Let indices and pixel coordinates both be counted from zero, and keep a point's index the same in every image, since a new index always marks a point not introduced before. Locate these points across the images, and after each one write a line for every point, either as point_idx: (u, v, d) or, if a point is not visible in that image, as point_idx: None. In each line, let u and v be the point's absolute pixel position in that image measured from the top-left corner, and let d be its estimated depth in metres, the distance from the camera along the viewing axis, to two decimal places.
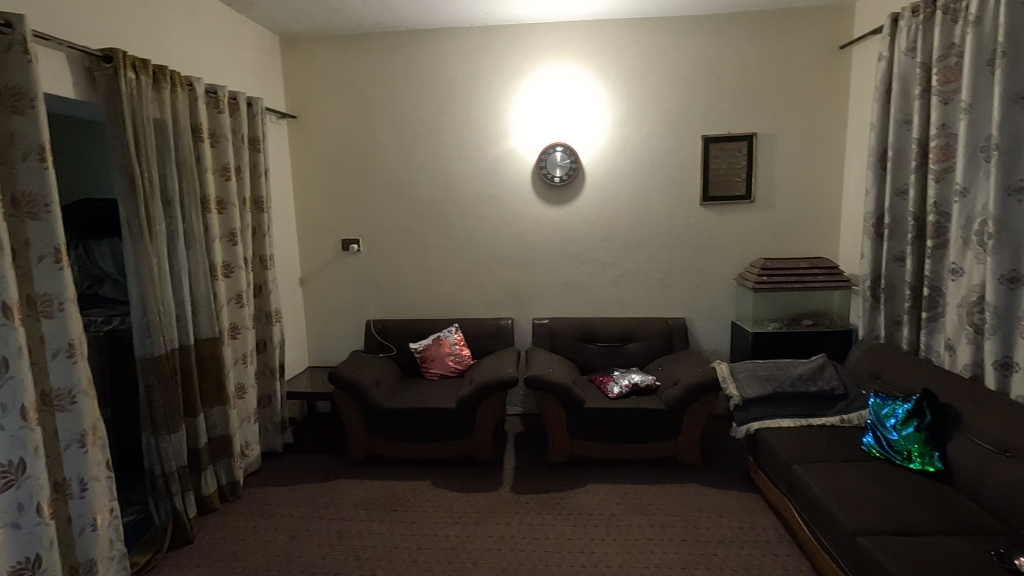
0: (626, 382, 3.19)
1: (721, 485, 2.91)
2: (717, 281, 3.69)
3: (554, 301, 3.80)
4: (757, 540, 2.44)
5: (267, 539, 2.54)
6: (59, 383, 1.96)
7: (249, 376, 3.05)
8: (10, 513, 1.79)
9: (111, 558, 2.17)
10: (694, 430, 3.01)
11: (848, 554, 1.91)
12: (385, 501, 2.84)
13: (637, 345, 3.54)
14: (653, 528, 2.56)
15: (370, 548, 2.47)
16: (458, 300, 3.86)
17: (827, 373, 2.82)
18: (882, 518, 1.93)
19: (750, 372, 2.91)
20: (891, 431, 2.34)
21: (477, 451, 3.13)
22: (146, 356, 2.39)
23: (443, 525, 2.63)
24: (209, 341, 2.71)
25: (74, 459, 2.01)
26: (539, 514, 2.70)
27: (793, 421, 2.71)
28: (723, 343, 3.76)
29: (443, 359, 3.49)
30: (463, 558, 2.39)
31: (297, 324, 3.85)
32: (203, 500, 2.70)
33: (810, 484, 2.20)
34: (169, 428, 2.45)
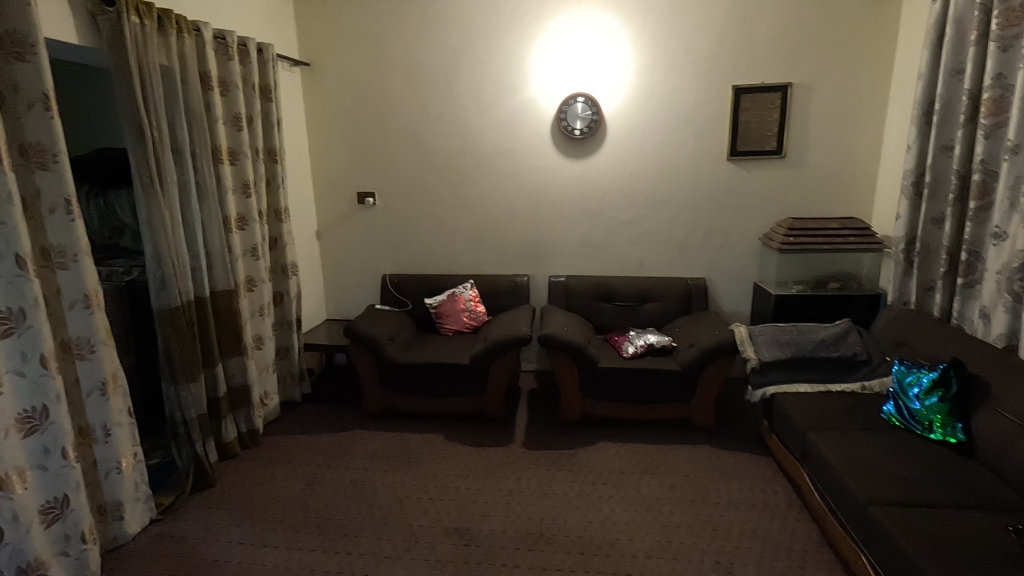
0: (642, 343, 3.15)
1: (733, 447, 2.89)
2: (741, 242, 3.56)
3: (571, 259, 3.73)
4: (767, 504, 2.43)
5: (285, 486, 2.63)
6: (78, 333, 2.00)
7: (267, 329, 3.09)
8: (36, 456, 1.86)
9: (137, 498, 2.28)
10: (708, 393, 2.98)
11: (858, 523, 1.88)
12: (400, 453, 2.91)
13: (655, 306, 3.48)
14: (662, 488, 2.57)
15: (382, 498, 2.53)
16: (475, 256, 3.81)
17: (851, 339, 2.72)
18: (896, 488, 1.89)
19: (770, 335, 2.83)
20: (914, 400, 2.26)
21: (490, 407, 3.17)
22: (163, 308, 2.42)
23: (455, 477, 2.69)
24: (226, 294, 2.74)
25: (96, 406, 2.08)
26: (549, 471, 2.73)
27: (811, 386, 2.65)
28: (744, 306, 3.66)
29: (458, 315, 3.49)
30: (473, 510, 2.44)
31: (314, 277, 3.86)
32: (224, 446, 2.80)
33: (824, 454, 2.15)
34: (188, 377, 2.51)
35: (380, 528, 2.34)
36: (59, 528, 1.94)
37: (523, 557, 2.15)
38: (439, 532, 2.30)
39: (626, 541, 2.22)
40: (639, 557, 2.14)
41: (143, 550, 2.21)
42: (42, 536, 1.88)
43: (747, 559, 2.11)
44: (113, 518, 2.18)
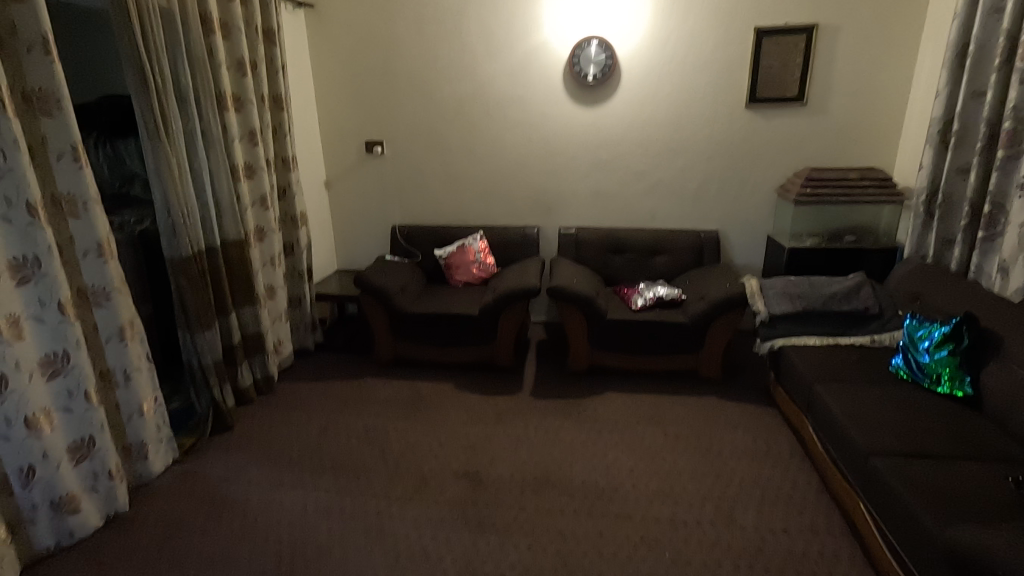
0: (652, 296, 3.14)
1: (739, 398, 2.92)
2: (756, 193, 3.48)
3: (582, 210, 3.68)
4: (770, 453, 2.47)
5: (300, 431, 2.71)
6: (93, 281, 2.03)
7: (279, 278, 3.13)
8: (61, 398, 1.93)
9: (160, 439, 2.38)
10: (716, 345, 2.99)
11: (858, 473, 1.91)
12: (411, 400, 2.98)
13: (666, 258, 3.45)
14: (666, 437, 2.62)
15: (394, 443, 2.61)
16: (484, 208, 3.77)
17: (863, 293, 2.69)
18: (899, 439, 1.91)
19: (781, 289, 2.81)
20: (923, 354, 2.25)
21: (499, 357, 3.21)
22: (174, 257, 2.45)
23: (464, 424, 2.76)
24: (236, 243, 2.75)
25: (116, 352, 2.13)
26: (556, 419, 2.79)
27: (820, 339, 2.65)
28: (757, 260, 3.61)
29: (468, 267, 3.48)
30: (481, 455, 2.52)
31: (324, 227, 3.86)
32: (240, 391, 2.88)
33: (829, 405, 2.17)
34: (203, 325, 2.56)
35: (391, 471, 2.42)
36: (87, 466, 2.03)
37: (529, 500, 2.23)
38: (448, 476, 2.38)
39: (630, 487, 2.29)
40: (642, 502, 2.20)
41: (168, 487, 2.32)
42: (72, 473, 1.97)
43: (747, 505, 2.17)
44: (138, 458, 2.27)
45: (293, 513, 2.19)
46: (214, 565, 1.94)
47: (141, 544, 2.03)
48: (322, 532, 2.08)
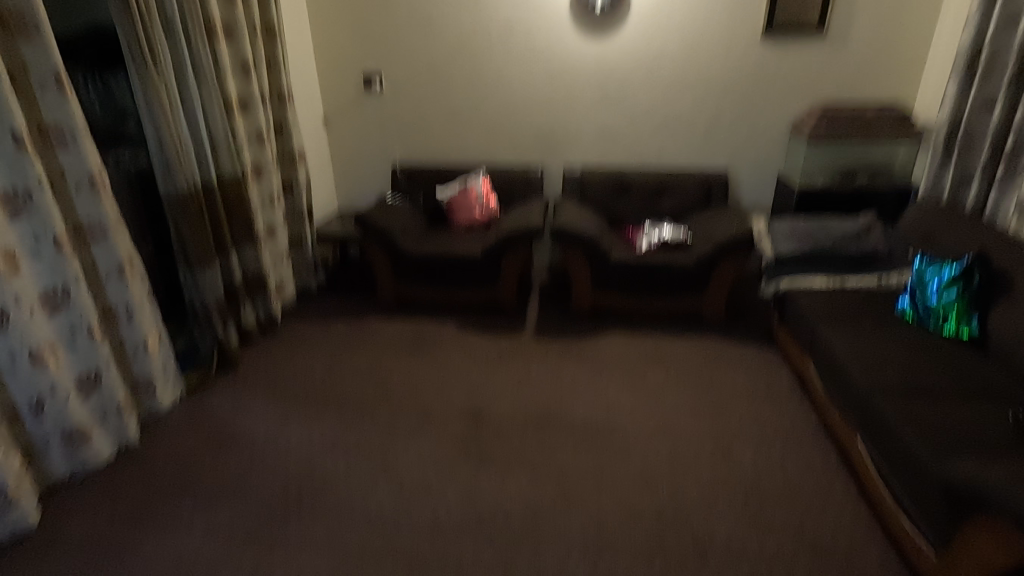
0: (656, 239, 3.09)
1: (741, 340, 2.92)
2: (769, 131, 3.35)
3: (588, 149, 3.57)
4: (769, 393, 2.49)
5: (305, 369, 2.75)
6: (88, 216, 2.00)
7: (278, 218, 3.08)
8: (64, 333, 1.94)
9: (167, 376, 2.41)
10: (721, 286, 2.97)
11: (858, 411, 1.93)
12: (414, 340, 3.00)
13: (673, 199, 3.38)
14: (667, 377, 2.64)
15: (397, 381, 2.65)
16: (487, 147, 3.67)
17: (873, 236, 2.72)
18: (900, 378, 1.91)
19: (790, 229, 2.78)
20: (931, 294, 2.19)
21: (502, 298, 3.21)
22: (171, 193, 2.40)
23: (466, 363, 2.78)
24: (233, 181, 2.69)
25: (117, 288, 2.12)
26: (558, 359, 2.80)
27: (826, 281, 2.57)
28: (765, 201, 3.52)
29: (470, 209, 3.39)
30: (483, 393, 2.55)
31: (324, 167, 3.78)
32: (244, 331, 2.90)
33: (831, 345, 2.16)
34: (203, 264, 2.55)
35: (395, 408, 2.46)
36: (96, 400, 2.06)
37: (531, 436, 2.27)
38: (451, 413, 2.42)
39: (630, 424, 2.33)
40: (642, 438, 2.24)
41: (178, 421, 2.37)
42: (81, 406, 2.01)
43: (745, 442, 2.20)
44: (146, 393, 2.31)
45: (300, 447, 2.24)
46: (225, 494, 2.00)
47: (154, 474, 2.09)
48: (328, 465, 2.14)
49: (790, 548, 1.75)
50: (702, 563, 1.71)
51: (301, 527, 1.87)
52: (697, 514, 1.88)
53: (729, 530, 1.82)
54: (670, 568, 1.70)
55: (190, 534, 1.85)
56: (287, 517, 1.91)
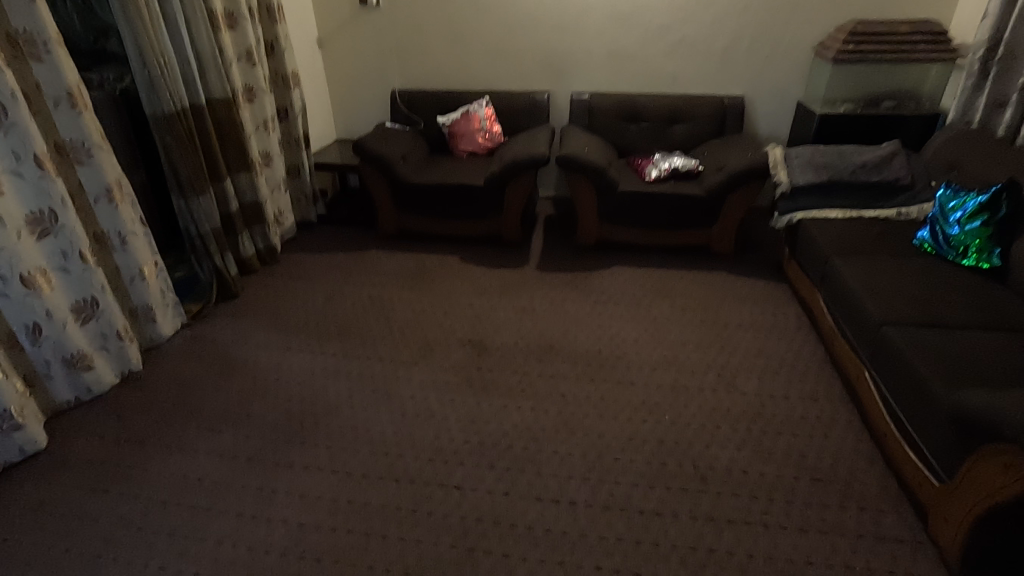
0: (666, 167, 2.96)
1: (749, 274, 2.85)
2: (791, 53, 3.15)
3: (597, 73, 3.37)
4: (776, 326, 2.45)
5: (306, 299, 2.72)
6: (70, 135, 1.90)
7: (274, 145, 2.97)
8: (56, 258, 1.89)
9: (166, 305, 2.38)
10: (732, 219, 2.87)
11: (868, 343, 1.89)
12: (415, 272, 2.95)
13: (685, 127, 3.22)
14: (673, 310, 2.60)
15: (398, 312, 2.62)
16: (490, 70, 3.47)
17: (896, 163, 2.52)
18: (915, 309, 1.86)
19: (807, 158, 2.63)
20: (952, 226, 2.12)
21: (505, 230, 3.13)
22: (157, 113, 2.29)
23: (469, 295, 2.74)
24: (223, 103, 2.56)
25: (107, 213, 2.05)
26: (562, 291, 2.76)
27: (842, 212, 2.50)
28: (782, 130, 3.35)
29: (473, 136, 3.27)
30: (485, 324, 2.52)
31: (319, 92, 3.61)
32: (243, 261, 2.84)
33: (845, 277, 2.10)
34: (196, 190, 2.46)
35: (397, 338, 2.44)
36: (94, 326, 2.04)
37: (533, 366, 2.26)
38: (453, 343, 2.40)
39: (633, 355, 2.30)
40: (645, 369, 2.22)
41: (179, 349, 2.36)
42: (79, 332, 1.99)
43: (749, 373, 2.18)
44: (146, 321, 2.29)
45: (302, 375, 2.23)
46: (228, 419, 2.01)
47: (157, 399, 2.10)
48: (330, 393, 2.14)
49: (791, 473, 1.75)
50: (702, 487, 1.72)
51: (303, 450, 1.88)
52: (698, 441, 1.88)
53: (730, 457, 1.82)
54: (670, 492, 1.71)
55: (194, 456, 1.86)
56: (290, 441, 1.92)
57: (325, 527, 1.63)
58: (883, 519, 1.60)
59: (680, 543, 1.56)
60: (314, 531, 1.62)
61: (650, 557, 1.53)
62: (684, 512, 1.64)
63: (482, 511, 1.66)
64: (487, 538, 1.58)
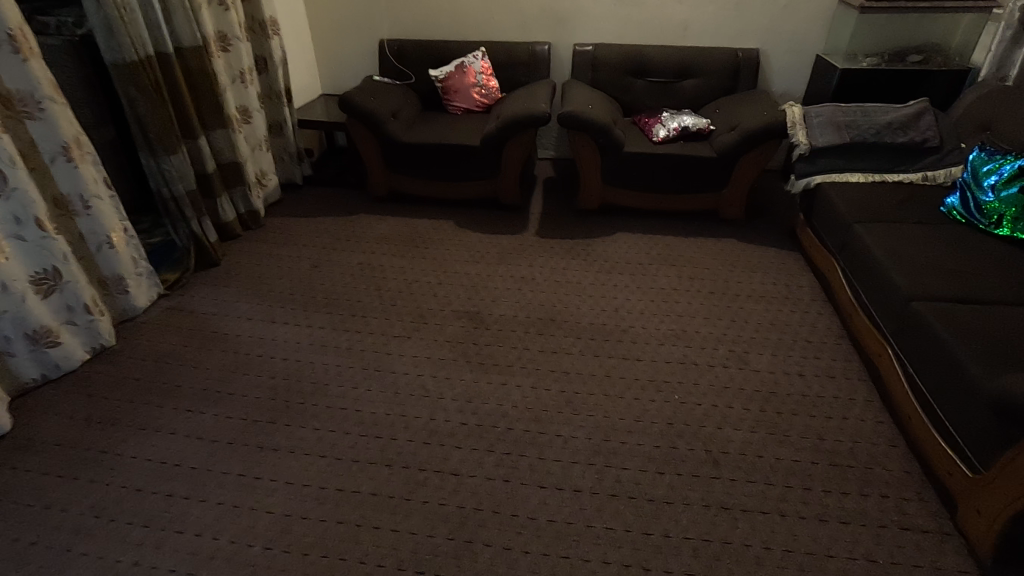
0: (675, 127, 2.76)
1: (761, 241, 2.71)
2: (812, 0, 2.91)
3: (601, 22, 3.12)
4: (790, 298, 2.32)
5: (291, 267, 2.56)
6: (16, 85, 1.69)
7: (253, 99, 2.74)
8: (8, 225, 1.71)
9: (139, 275, 2.21)
10: (743, 182, 2.70)
11: (894, 318, 1.77)
12: (407, 238, 2.78)
13: (695, 82, 3.01)
14: (680, 279, 2.46)
15: (390, 281, 2.46)
16: (487, 17, 3.20)
17: (923, 123, 2.33)
18: (946, 283, 1.74)
19: (828, 117, 2.44)
20: (986, 192, 1.99)
21: (503, 192, 2.95)
22: (117, 63, 2.05)
23: (465, 263, 2.59)
24: (194, 52, 2.33)
25: (65, 174, 1.86)
26: (563, 259, 2.61)
27: (863, 176, 2.34)
28: (798, 87, 3.15)
29: (467, 91, 3.05)
30: (482, 294, 2.38)
31: (302, 42, 3.34)
32: (223, 226, 2.66)
33: (869, 246, 1.96)
34: (167, 149, 2.25)
35: (388, 309, 2.29)
36: (59, 299, 1.88)
37: (534, 340, 2.12)
38: (448, 315, 2.26)
39: (639, 328, 2.18)
40: (652, 344, 2.10)
41: (156, 321, 2.21)
42: (41, 306, 1.83)
43: (762, 348, 2.07)
44: (118, 292, 2.12)
45: (287, 349, 2.10)
46: (208, 398, 1.88)
47: (132, 376, 1.96)
48: (318, 369, 2.01)
49: (808, 457, 1.65)
50: (714, 472, 1.62)
51: (289, 432, 1.76)
52: (709, 422, 1.77)
53: (743, 439, 1.72)
54: (680, 477, 1.61)
55: (172, 439, 1.74)
56: (275, 422, 1.80)
57: (313, 517, 1.52)
58: (907, 507, 1.52)
59: (692, 534, 1.47)
60: (301, 521, 1.51)
61: (661, 549, 1.44)
62: (696, 500, 1.55)
63: (481, 500, 1.56)
64: (486, 529, 1.48)
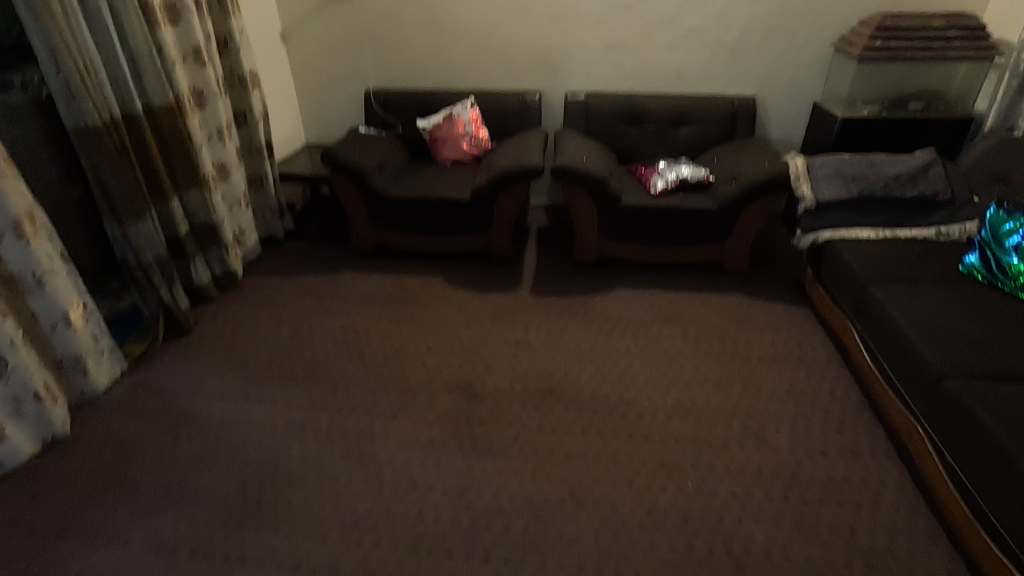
0: (673, 178, 2.65)
1: (767, 295, 2.58)
2: (806, 47, 2.86)
3: (593, 69, 3.05)
4: (803, 361, 2.17)
5: (268, 333, 2.38)
6: None
7: (231, 155, 2.60)
8: None
9: (100, 351, 2.02)
10: (747, 234, 2.59)
11: (924, 396, 1.63)
12: (394, 297, 2.62)
13: (691, 130, 2.92)
14: (686, 341, 2.31)
15: (376, 348, 2.29)
16: (476, 66, 3.12)
17: (933, 174, 2.25)
18: (978, 358, 1.61)
19: (833, 169, 2.34)
20: (1010, 253, 1.87)
21: (495, 246, 2.81)
22: (78, 127, 1.91)
23: (456, 326, 2.42)
24: (166, 111, 2.20)
25: (15, 252, 1.70)
26: (561, 319, 2.45)
27: (873, 232, 2.23)
28: (795, 132, 3.07)
29: (456, 141, 2.94)
30: (475, 362, 2.21)
31: (285, 91, 3.24)
32: (197, 289, 2.49)
33: (889, 311, 1.82)
34: (134, 215, 2.10)
35: (373, 382, 2.12)
36: (3, 389, 1.69)
37: (531, 416, 1.95)
38: (438, 388, 2.09)
39: (645, 400, 2.01)
40: (660, 418, 1.94)
41: (117, 402, 2.02)
42: None
43: (778, 422, 1.91)
44: (74, 373, 1.94)
45: (261, 433, 1.91)
46: (170, 496, 1.69)
47: (85, 471, 1.76)
48: (294, 457, 1.82)
49: (840, 558, 1.49)
50: None
51: (260, 539, 1.57)
52: (728, 515, 1.61)
53: (767, 536, 1.55)
54: None
55: (126, 551, 1.54)
56: (245, 525, 1.61)
57: None
58: None
59: None
60: None
61: None
62: None
63: None
64: None
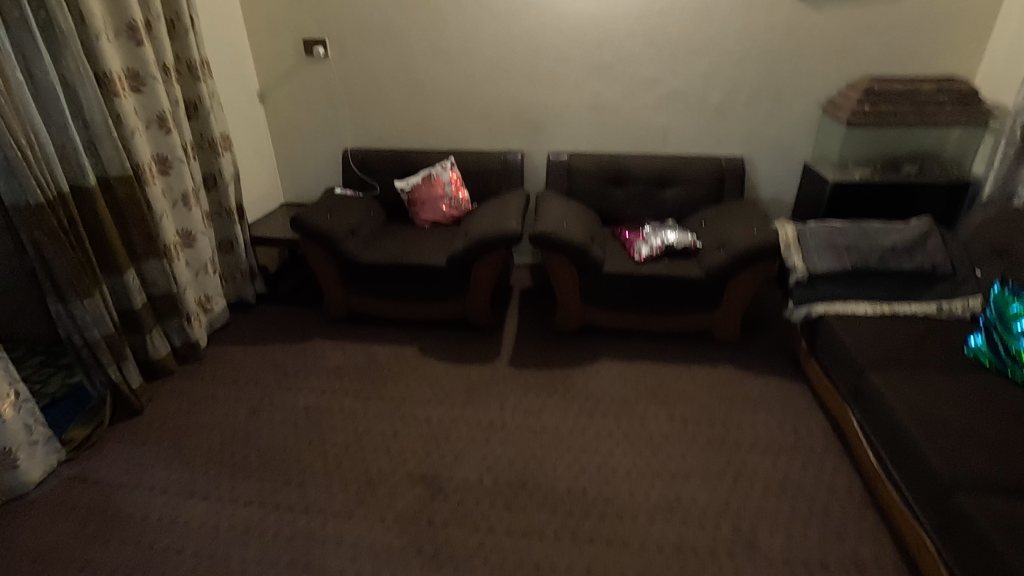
0: (658, 244, 2.53)
1: (759, 368, 2.42)
2: (794, 109, 2.79)
3: (577, 130, 2.98)
4: (799, 448, 2.00)
5: (225, 413, 2.22)
6: None
7: (197, 222, 2.49)
8: None
9: (33, 443, 1.86)
10: (736, 303, 2.45)
11: (932, 506, 1.46)
12: (363, 370, 2.47)
13: (677, 192, 2.82)
14: (673, 423, 2.14)
15: (338, 431, 2.13)
16: (457, 125, 3.05)
17: (930, 245, 2.13)
18: (992, 466, 1.44)
19: (825, 238, 2.22)
20: (1019, 338, 1.73)
21: (473, 313, 2.68)
22: (19, 204, 1.81)
23: (426, 405, 2.26)
24: (123, 182, 2.10)
25: None
26: (539, 397, 2.29)
27: (870, 306, 2.08)
28: (786, 192, 2.98)
29: (435, 203, 2.85)
30: (444, 449, 2.04)
31: (263, 151, 3.17)
32: (152, 364, 2.35)
33: (890, 403, 1.66)
34: (80, 293, 1.98)
35: (331, 473, 1.95)
36: None
37: (500, 517, 1.77)
38: (401, 481, 1.91)
39: (625, 497, 1.83)
40: (641, 519, 1.75)
41: (48, 500, 1.84)
42: None
43: (772, 525, 1.72)
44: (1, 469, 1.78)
45: (201, 537, 1.73)
46: None
47: None
48: (234, 568, 1.64)
49: None
50: None
51: None
52: None
53: None
54: None
55: None
56: None
57: None
58: None
59: None
60: None
61: None
62: None
63: None
64: None
